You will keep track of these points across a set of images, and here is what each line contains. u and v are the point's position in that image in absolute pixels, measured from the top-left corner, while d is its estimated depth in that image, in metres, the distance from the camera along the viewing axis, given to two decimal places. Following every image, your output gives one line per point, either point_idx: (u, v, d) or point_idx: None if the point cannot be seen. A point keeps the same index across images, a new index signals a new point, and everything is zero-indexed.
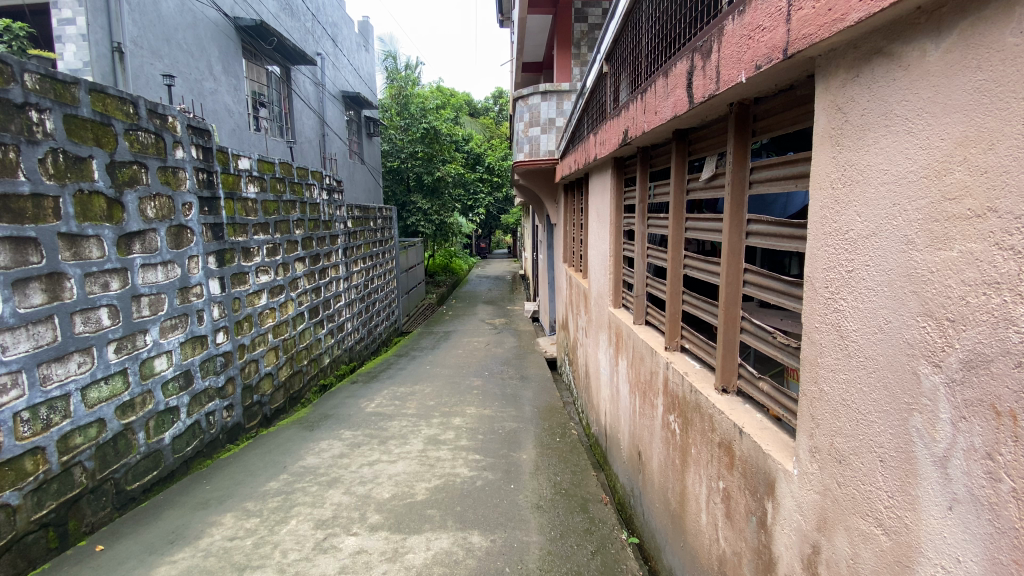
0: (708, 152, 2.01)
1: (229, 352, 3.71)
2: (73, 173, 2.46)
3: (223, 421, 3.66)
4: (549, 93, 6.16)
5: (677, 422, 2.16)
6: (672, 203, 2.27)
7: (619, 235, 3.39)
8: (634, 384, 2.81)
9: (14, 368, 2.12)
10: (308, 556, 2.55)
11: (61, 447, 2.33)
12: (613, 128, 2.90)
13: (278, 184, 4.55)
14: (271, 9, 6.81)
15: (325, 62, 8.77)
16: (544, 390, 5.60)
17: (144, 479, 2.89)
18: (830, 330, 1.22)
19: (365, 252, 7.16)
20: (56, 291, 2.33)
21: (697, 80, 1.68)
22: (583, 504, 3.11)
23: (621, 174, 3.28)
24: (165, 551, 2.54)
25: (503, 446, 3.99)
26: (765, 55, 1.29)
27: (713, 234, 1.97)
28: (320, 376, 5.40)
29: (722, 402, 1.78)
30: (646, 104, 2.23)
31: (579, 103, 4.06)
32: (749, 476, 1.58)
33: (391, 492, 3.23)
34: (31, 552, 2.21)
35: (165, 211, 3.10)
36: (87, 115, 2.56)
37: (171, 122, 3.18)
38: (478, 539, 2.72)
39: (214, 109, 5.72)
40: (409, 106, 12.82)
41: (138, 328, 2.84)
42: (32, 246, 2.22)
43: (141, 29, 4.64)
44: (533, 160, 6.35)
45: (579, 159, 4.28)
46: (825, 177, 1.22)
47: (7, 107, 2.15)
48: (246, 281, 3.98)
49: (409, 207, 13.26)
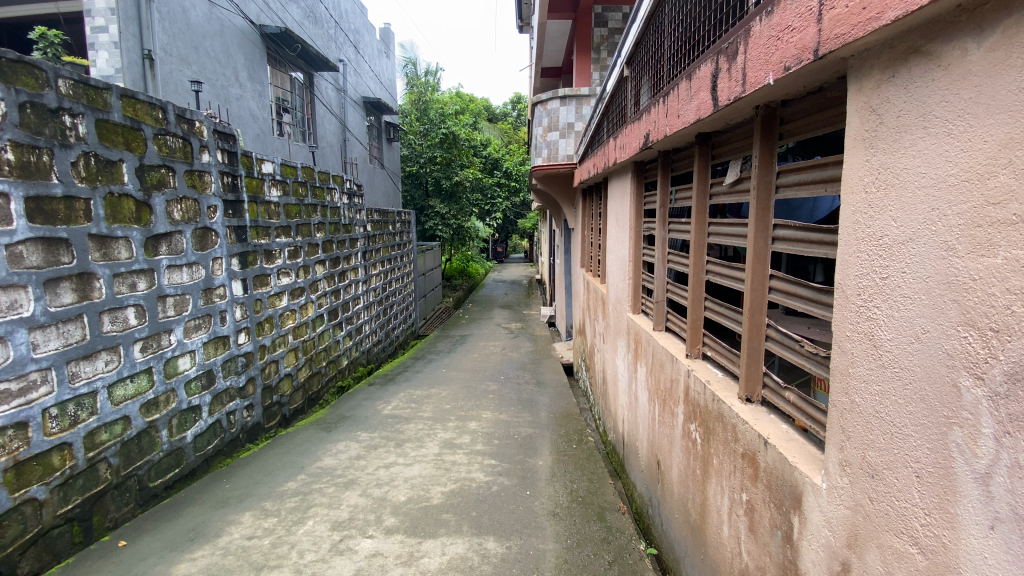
0: (732, 155, 1.97)
1: (250, 353, 3.77)
2: (104, 176, 2.53)
3: (244, 420, 3.71)
4: (568, 97, 6.11)
5: (698, 432, 2.11)
6: (694, 207, 2.24)
7: (639, 240, 3.34)
8: (653, 391, 2.77)
9: (44, 365, 2.18)
10: (324, 557, 2.56)
11: (88, 443, 2.38)
12: (633, 132, 2.87)
13: (300, 188, 4.63)
14: (296, 17, 6.97)
15: (347, 68, 8.92)
16: (560, 396, 5.56)
17: (167, 477, 2.94)
18: (862, 340, 1.18)
19: (383, 255, 7.23)
20: (86, 290, 2.39)
21: (722, 82, 1.65)
22: (600, 513, 3.06)
23: (641, 179, 3.25)
24: (185, 548, 2.58)
25: (519, 452, 3.97)
26: (794, 56, 1.26)
27: (737, 239, 1.93)
28: (338, 377, 5.45)
29: (745, 412, 1.74)
30: (668, 108, 2.20)
31: (599, 107, 4.04)
32: (774, 489, 1.53)
33: (406, 496, 3.23)
34: (56, 546, 2.26)
35: (192, 213, 3.17)
36: (119, 120, 2.63)
37: (198, 127, 3.25)
38: (493, 545, 2.70)
39: (239, 114, 5.85)
40: (428, 111, 12.95)
41: (164, 328, 2.90)
42: (64, 247, 2.29)
43: (171, 37, 4.77)
44: (551, 165, 6.37)
45: (598, 164, 4.24)
46: (858, 181, 1.18)
47: (42, 112, 2.22)
48: (268, 283, 4.04)
49: (427, 212, 13.40)
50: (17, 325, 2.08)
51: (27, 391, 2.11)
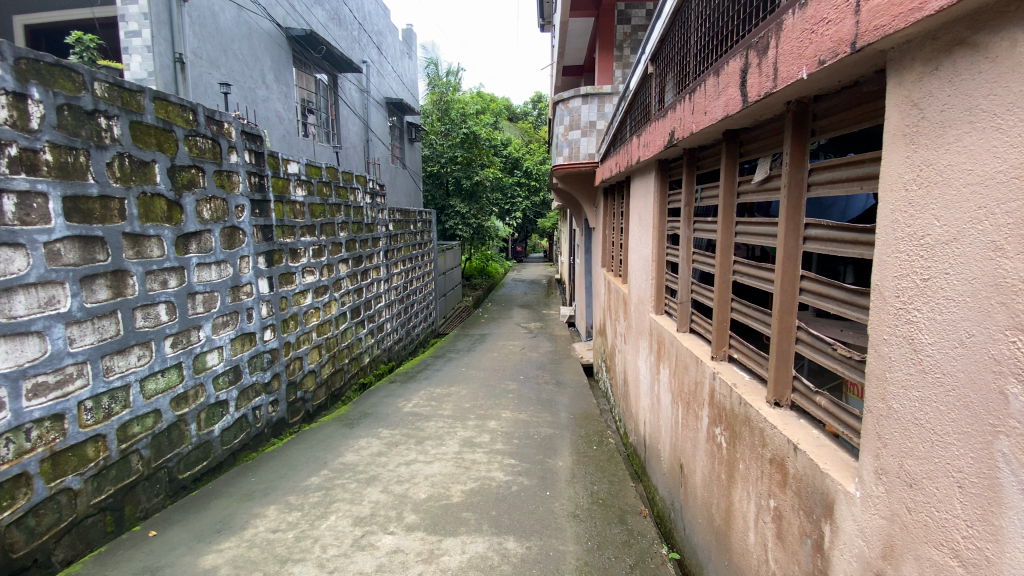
0: (761, 153, 1.92)
1: (275, 350, 3.84)
2: (138, 176, 2.60)
3: (269, 415, 3.79)
4: (590, 95, 6.06)
5: (723, 435, 2.07)
6: (721, 206, 2.19)
7: (662, 239, 3.29)
8: (677, 394, 2.72)
9: (80, 359, 2.25)
10: (346, 552, 2.59)
11: (121, 435, 2.46)
12: (658, 130, 2.83)
13: (325, 187, 4.70)
14: (320, 20, 7.08)
15: (370, 69, 9.04)
16: (580, 397, 5.52)
17: (195, 469, 3.02)
18: (901, 343, 1.13)
19: (404, 254, 7.29)
20: (120, 287, 2.47)
21: (752, 77, 1.61)
22: (621, 515, 3.03)
23: (665, 177, 3.20)
24: (212, 539, 2.64)
25: (539, 452, 3.95)
26: (830, 49, 1.22)
27: (766, 238, 1.88)
28: (359, 375, 5.52)
29: (774, 417, 1.70)
30: (694, 104, 2.15)
31: (622, 105, 3.99)
32: (804, 496, 1.49)
33: (427, 493, 3.25)
34: (89, 534, 2.33)
35: (220, 213, 3.24)
36: (151, 122, 2.71)
37: (226, 129, 3.32)
38: (513, 545, 2.69)
39: (266, 115, 5.97)
40: (449, 111, 13.02)
41: (193, 324, 2.98)
42: (99, 245, 2.36)
43: (201, 40, 4.89)
44: (572, 164, 6.33)
45: (620, 162, 4.20)
46: (897, 178, 1.14)
47: (79, 114, 2.29)
48: (293, 281, 4.11)
49: (447, 212, 13.48)
50: (55, 320, 2.15)
51: (63, 383, 2.18)
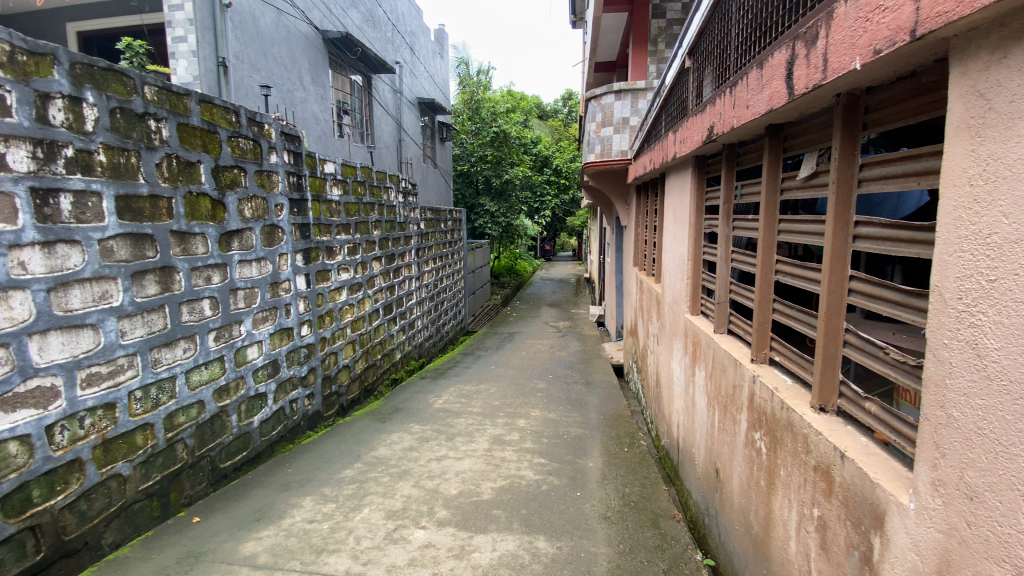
0: (808, 148, 1.85)
1: (312, 344, 3.94)
2: (184, 177, 2.71)
3: (306, 408, 3.90)
4: (623, 91, 5.97)
5: (763, 441, 2.00)
6: (763, 203, 2.12)
7: (699, 237, 3.21)
8: (713, 397, 2.66)
9: (131, 350, 2.36)
10: (379, 544, 2.64)
11: (167, 424, 2.58)
12: (695, 125, 2.76)
13: (359, 187, 4.80)
14: (355, 21, 7.22)
15: (403, 70, 9.16)
16: (610, 397, 5.46)
17: (235, 459, 3.13)
18: (963, 348, 1.06)
19: (435, 252, 7.37)
20: (167, 282, 2.59)
21: (799, 69, 1.55)
22: (654, 519, 2.98)
23: (702, 174, 3.12)
24: (252, 527, 2.73)
25: (569, 452, 3.92)
26: (887, 38, 1.15)
27: (811, 237, 1.81)
28: (391, 370, 5.61)
29: (819, 423, 1.63)
30: (735, 98, 2.09)
31: (657, 101, 3.91)
32: (851, 506, 1.42)
33: (457, 489, 3.27)
34: (137, 519, 2.45)
35: (260, 211, 3.34)
36: (197, 124, 2.81)
37: (267, 130, 3.42)
38: (544, 545, 2.68)
39: (303, 117, 6.13)
40: (480, 110, 13.09)
41: (235, 318, 3.09)
42: (149, 242, 2.47)
43: (242, 44, 5.06)
44: (604, 161, 6.26)
45: (655, 159, 4.11)
46: (961, 172, 1.07)
47: (130, 117, 2.40)
48: (329, 279, 4.21)
49: (477, 211, 13.54)
50: (108, 314, 2.26)
51: (115, 374, 2.29)
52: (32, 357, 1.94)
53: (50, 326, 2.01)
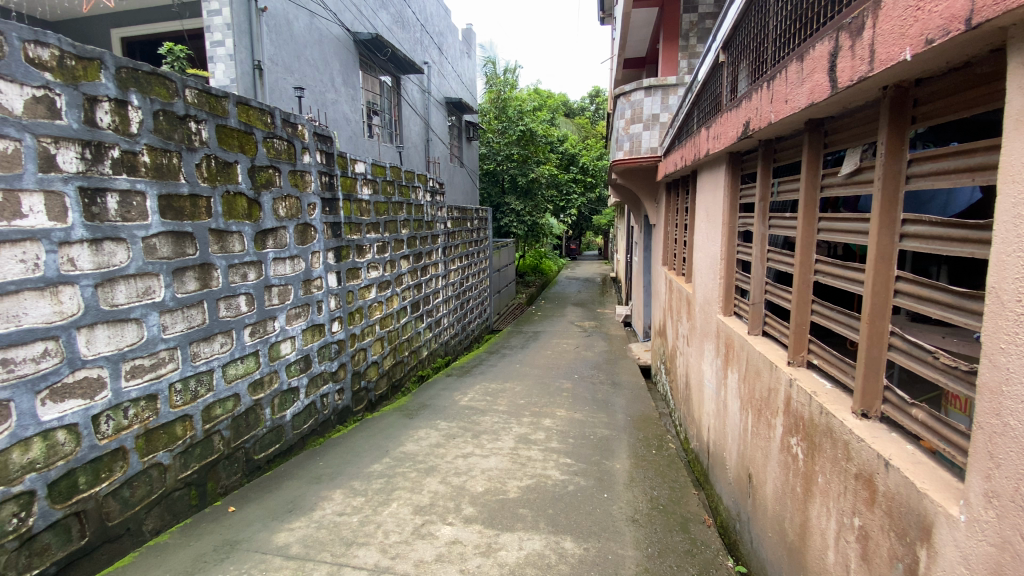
0: (851, 143, 1.78)
1: (342, 341, 4.02)
2: (222, 176, 2.80)
3: (336, 403, 3.98)
4: (653, 88, 5.87)
5: (800, 446, 1.94)
6: (802, 201, 2.05)
7: (733, 236, 3.13)
8: (746, 400, 2.59)
9: (171, 344, 2.46)
10: (407, 539, 2.67)
11: (205, 416, 2.67)
12: (730, 121, 2.69)
13: (389, 186, 4.87)
14: (385, 23, 7.31)
15: (431, 70, 9.24)
16: (637, 398, 5.39)
17: (269, 451, 3.22)
18: (1021, 354, 1.00)
19: (461, 251, 7.41)
20: (206, 279, 2.68)
21: (843, 61, 1.49)
22: (683, 523, 2.92)
23: (736, 171, 3.04)
24: (284, 518, 2.80)
25: (595, 453, 3.89)
26: (939, 27, 1.10)
27: (854, 235, 1.74)
28: (418, 367, 5.68)
29: (861, 429, 1.57)
30: (773, 93, 2.03)
31: (689, 97, 3.83)
32: (896, 516, 1.37)
33: (483, 487, 3.29)
34: (176, 506, 2.54)
35: (294, 210, 3.42)
36: (234, 125, 2.90)
37: (300, 130, 3.50)
38: (571, 545, 2.67)
39: (334, 117, 6.25)
40: (506, 109, 13.09)
41: (269, 314, 3.18)
42: (189, 240, 2.56)
43: (277, 47, 5.19)
44: (633, 158, 6.17)
45: (686, 156, 4.03)
46: (1021, 168, 1.01)
47: (172, 119, 2.49)
48: (359, 276, 4.28)
49: (503, 209, 13.55)
50: (151, 309, 2.35)
51: (157, 366, 2.38)
52: (80, 350, 2.03)
53: (96, 320, 2.10)
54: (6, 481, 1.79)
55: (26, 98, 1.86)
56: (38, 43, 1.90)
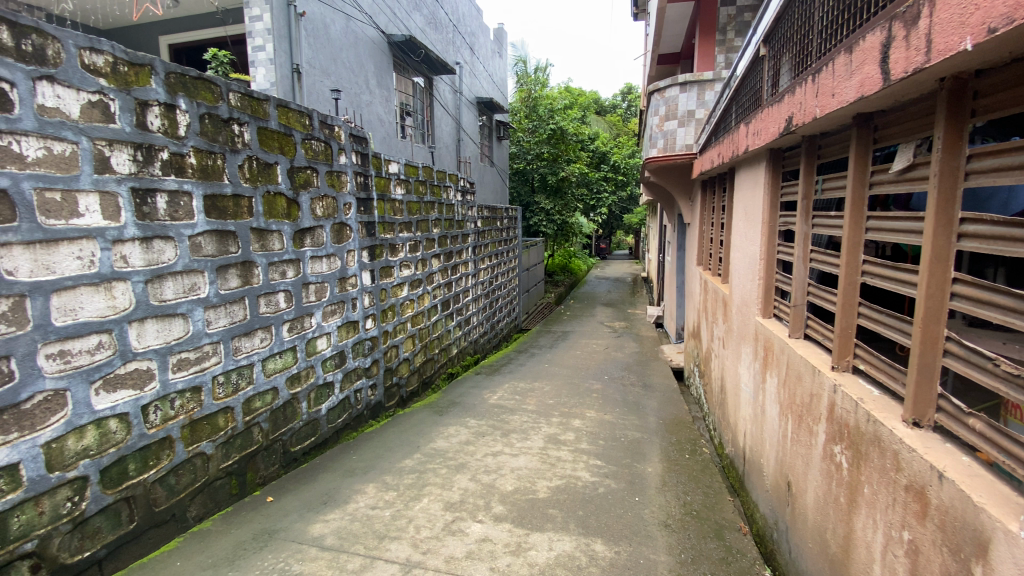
0: (904, 138, 1.69)
1: (375, 337, 4.10)
2: (263, 177, 2.89)
3: (369, 398, 4.06)
4: (689, 83, 5.75)
5: (845, 455, 1.86)
6: (849, 199, 1.97)
7: (773, 236, 3.03)
8: (787, 405, 2.50)
9: (215, 338, 2.56)
10: (438, 535, 2.70)
11: (245, 409, 2.77)
12: (771, 116, 2.61)
13: (421, 185, 4.93)
14: (418, 24, 7.41)
15: (463, 70, 9.30)
16: (669, 401, 5.29)
17: (305, 443, 3.32)
18: None
19: (491, 250, 7.44)
20: (248, 276, 2.77)
21: (896, 52, 1.42)
22: (718, 530, 2.85)
23: (778, 168, 2.94)
24: (320, 509, 2.87)
25: (626, 456, 3.84)
26: (1003, 15, 1.03)
27: (906, 235, 1.65)
28: (448, 365, 5.73)
29: (912, 438, 1.49)
30: (819, 86, 1.94)
31: (727, 92, 3.73)
32: (949, 531, 1.29)
33: (513, 485, 3.29)
34: (218, 495, 2.65)
35: (330, 210, 3.51)
36: (275, 127, 2.99)
37: (337, 132, 3.58)
38: (601, 548, 2.64)
39: (369, 119, 6.37)
40: (537, 108, 13.06)
41: (307, 311, 3.27)
42: (232, 238, 2.66)
43: (315, 51, 5.32)
44: (667, 156, 6.05)
45: (724, 152, 3.92)
46: None
47: (217, 121, 2.58)
48: (392, 275, 4.35)
49: (533, 208, 13.53)
50: (197, 304, 2.45)
51: (202, 359, 2.48)
52: (130, 343, 2.13)
53: (146, 315, 2.20)
54: (63, 466, 1.89)
55: (82, 103, 1.96)
56: (93, 50, 2.00)
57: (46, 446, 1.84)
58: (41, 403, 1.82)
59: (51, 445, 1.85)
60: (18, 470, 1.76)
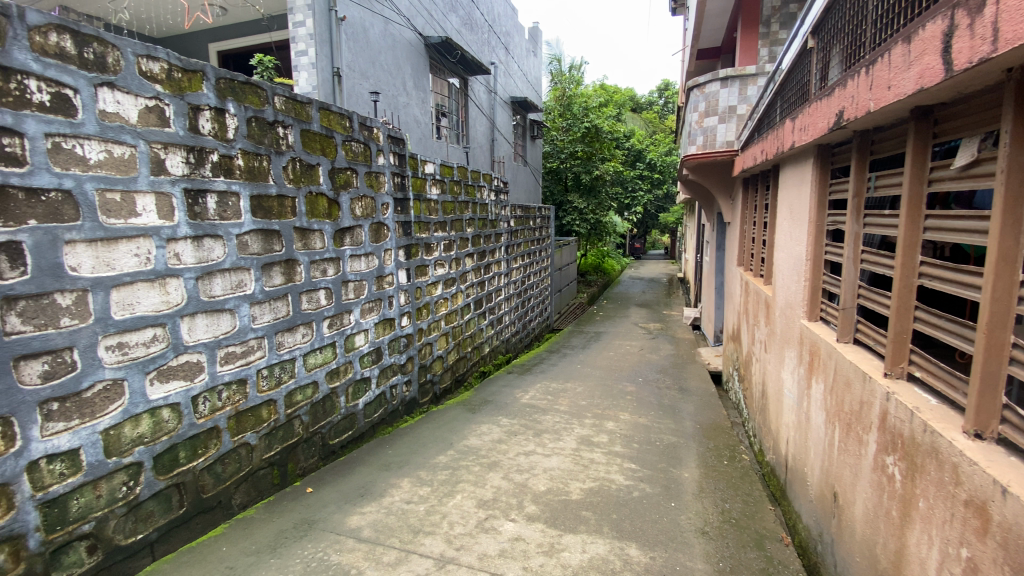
0: (968, 133, 1.59)
1: (410, 334, 4.17)
2: (305, 178, 2.98)
3: (404, 394, 4.13)
4: (730, 78, 5.59)
5: (898, 466, 1.77)
6: (905, 197, 1.86)
7: (820, 235, 2.90)
8: (834, 413, 2.40)
9: (260, 333, 2.66)
10: (471, 532, 2.72)
11: (287, 402, 2.86)
12: (819, 111, 2.50)
13: (456, 185, 4.98)
14: (454, 25, 7.47)
15: (497, 70, 9.34)
16: (706, 406, 5.16)
17: (343, 437, 3.41)
18: None
19: (524, 249, 7.44)
20: (291, 274, 2.87)
21: (959, 42, 1.33)
22: (758, 540, 2.76)
23: (827, 165, 2.81)
24: (357, 502, 2.94)
25: (661, 460, 3.77)
26: None
27: (968, 235, 1.55)
28: (480, 363, 5.78)
29: (973, 450, 1.40)
30: (874, 78, 1.85)
31: (773, 86, 3.59)
32: (1012, 550, 1.21)
33: (546, 486, 3.28)
34: (261, 484, 2.75)
35: (369, 210, 3.59)
36: (317, 129, 3.08)
37: (376, 133, 3.66)
38: (636, 552, 2.60)
39: (406, 120, 6.48)
40: (572, 106, 12.97)
41: (346, 308, 3.35)
42: (276, 237, 2.75)
43: (354, 54, 5.45)
44: (706, 153, 5.89)
45: (768, 149, 3.78)
46: None
47: (263, 124, 2.68)
48: (427, 273, 4.41)
49: (566, 207, 13.46)
50: (243, 300, 2.56)
51: (248, 353, 2.59)
52: (182, 336, 2.25)
53: (197, 310, 2.31)
54: (119, 452, 2.00)
55: (140, 108, 2.07)
56: (150, 58, 2.11)
57: (104, 432, 1.95)
58: (101, 391, 1.93)
59: (108, 431, 1.97)
60: (79, 455, 1.87)
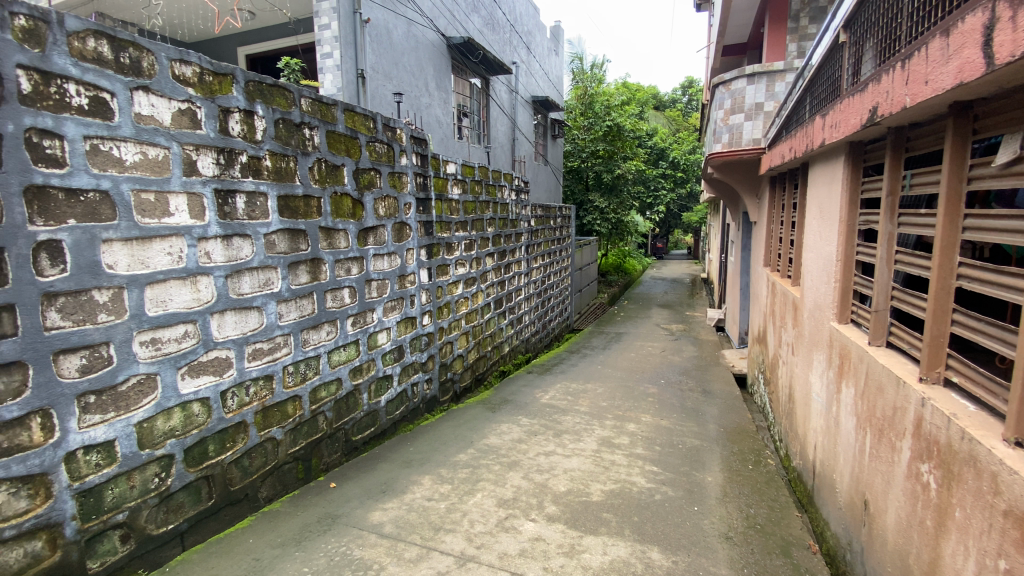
0: (1010, 128, 1.52)
1: (431, 333, 4.20)
2: (330, 178, 3.03)
3: (425, 392, 4.17)
4: (757, 75, 5.47)
5: (934, 475, 1.70)
6: (943, 195, 1.79)
7: (852, 235, 2.82)
8: (866, 419, 2.32)
9: (286, 330, 2.72)
10: (491, 531, 2.73)
11: (312, 398, 2.92)
12: (851, 107, 2.43)
13: (477, 185, 5.00)
14: (476, 25, 7.50)
15: (519, 70, 9.33)
16: (730, 409, 5.06)
17: (365, 433, 3.45)
18: None
19: (544, 249, 7.43)
20: (316, 272, 2.93)
21: (1001, 34, 1.28)
22: (784, 547, 2.70)
23: (859, 162, 2.73)
24: (379, 498, 2.98)
25: (684, 463, 3.72)
26: None
27: (1010, 235, 1.49)
28: (500, 362, 5.79)
29: (1013, 459, 1.34)
30: (910, 73, 1.79)
31: (803, 82, 3.50)
32: None
33: (566, 487, 3.27)
34: (286, 478, 2.81)
35: (392, 210, 3.63)
36: (342, 130, 3.13)
37: (399, 134, 3.69)
38: (658, 556, 2.57)
39: (428, 120, 6.52)
40: (594, 105, 12.88)
41: (369, 306, 3.40)
42: (302, 237, 2.81)
43: (378, 56, 5.52)
44: (732, 151, 5.78)
45: (796, 146, 3.69)
46: None
47: (290, 126, 2.74)
48: (448, 272, 4.44)
49: (587, 207, 13.38)
50: (270, 298, 2.61)
51: (274, 350, 2.65)
52: (212, 332, 2.31)
53: (226, 307, 2.37)
54: (152, 444, 2.07)
55: (173, 111, 2.14)
56: (182, 62, 2.18)
57: (138, 425, 2.02)
58: (135, 385, 2.00)
59: (142, 424, 2.03)
60: (114, 446, 1.94)
